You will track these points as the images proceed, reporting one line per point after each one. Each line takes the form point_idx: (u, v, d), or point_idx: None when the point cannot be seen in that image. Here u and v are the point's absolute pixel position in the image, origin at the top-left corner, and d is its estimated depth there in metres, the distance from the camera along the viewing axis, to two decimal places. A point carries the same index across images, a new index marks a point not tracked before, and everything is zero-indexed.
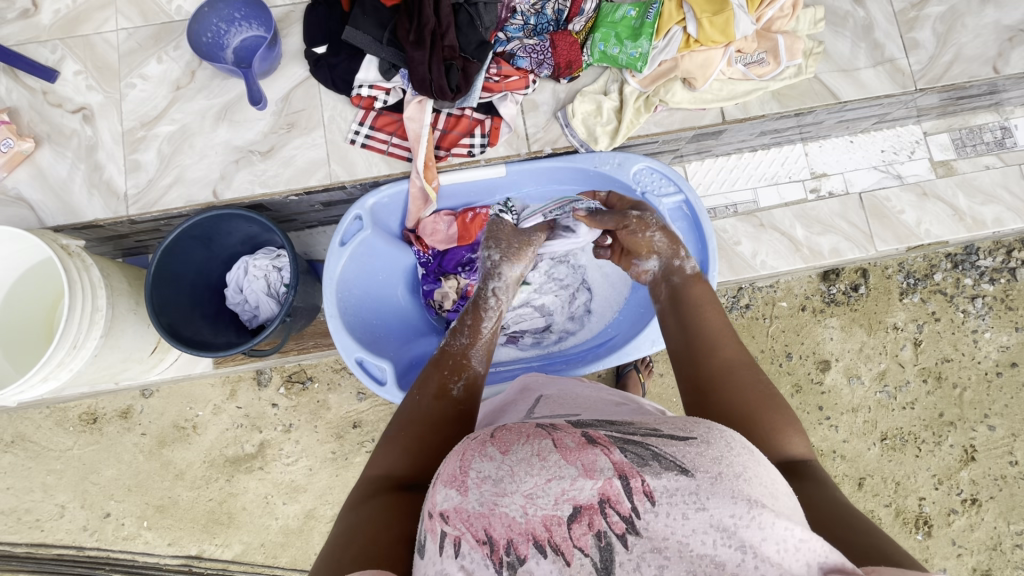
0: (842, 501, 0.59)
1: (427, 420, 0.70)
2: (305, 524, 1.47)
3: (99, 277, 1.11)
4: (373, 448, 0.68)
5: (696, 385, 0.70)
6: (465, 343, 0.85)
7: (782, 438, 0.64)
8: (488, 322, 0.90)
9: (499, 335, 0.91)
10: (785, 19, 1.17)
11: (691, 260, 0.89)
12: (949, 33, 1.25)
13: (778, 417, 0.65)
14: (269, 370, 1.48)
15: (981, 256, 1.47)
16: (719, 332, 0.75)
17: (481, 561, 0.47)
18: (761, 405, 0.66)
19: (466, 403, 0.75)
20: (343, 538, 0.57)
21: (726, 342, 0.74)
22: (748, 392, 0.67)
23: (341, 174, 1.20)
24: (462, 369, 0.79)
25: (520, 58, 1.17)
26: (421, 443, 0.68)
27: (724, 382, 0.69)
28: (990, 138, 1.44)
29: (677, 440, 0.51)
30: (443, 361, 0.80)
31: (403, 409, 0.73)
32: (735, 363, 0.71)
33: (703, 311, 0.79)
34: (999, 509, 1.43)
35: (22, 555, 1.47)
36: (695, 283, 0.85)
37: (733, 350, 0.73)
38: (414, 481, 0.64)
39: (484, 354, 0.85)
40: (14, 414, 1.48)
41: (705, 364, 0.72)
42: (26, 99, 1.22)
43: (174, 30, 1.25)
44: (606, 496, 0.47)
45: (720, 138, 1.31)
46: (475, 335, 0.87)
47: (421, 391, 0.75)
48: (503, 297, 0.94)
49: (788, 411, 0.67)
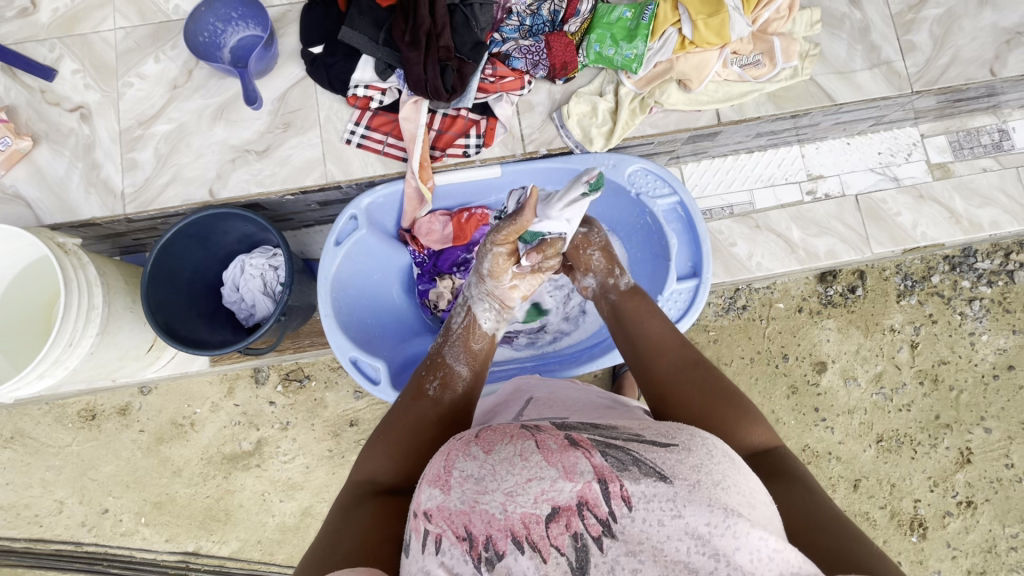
0: (824, 498, 0.58)
1: (403, 421, 0.71)
2: (303, 521, 1.47)
3: (95, 275, 1.11)
4: (359, 452, 0.69)
5: (652, 395, 0.72)
6: (438, 342, 0.86)
7: (738, 432, 0.64)
8: (457, 319, 0.90)
9: (480, 331, 0.89)
10: (782, 21, 1.16)
11: (626, 276, 0.92)
12: (946, 35, 1.25)
13: (731, 412, 0.65)
14: (266, 368, 1.48)
15: (979, 258, 1.47)
16: (662, 341, 0.77)
17: (460, 557, 0.48)
18: (712, 403, 0.66)
19: (443, 399, 0.75)
20: (329, 540, 0.57)
21: (675, 346, 0.75)
22: (696, 392, 0.68)
23: (337, 174, 1.20)
24: (439, 367, 0.80)
25: (516, 59, 1.18)
26: (404, 444, 0.68)
27: (678, 387, 0.69)
28: (988, 141, 1.43)
29: (659, 445, 0.51)
30: (421, 364, 0.81)
31: (387, 415, 0.73)
32: (685, 363, 0.72)
33: (646, 323, 0.81)
34: (995, 512, 1.44)
35: (21, 550, 1.48)
36: (632, 298, 0.87)
37: (682, 352, 0.74)
38: (396, 485, 0.65)
39: (461, 350, 0.84)
40: (14, 410, 1.49)
41: (655, 371, 0.73)
42: (24, 97, 1.23)
43: (172, 29, 1.25)
44: (585, 498, 0.48)
45: (716, 140, 1.31)
46: (447, 333, 0.88)
47: (401, 395, 0.76)
48: (475, 295, 0.92)
49: (740, 400, 0.66)
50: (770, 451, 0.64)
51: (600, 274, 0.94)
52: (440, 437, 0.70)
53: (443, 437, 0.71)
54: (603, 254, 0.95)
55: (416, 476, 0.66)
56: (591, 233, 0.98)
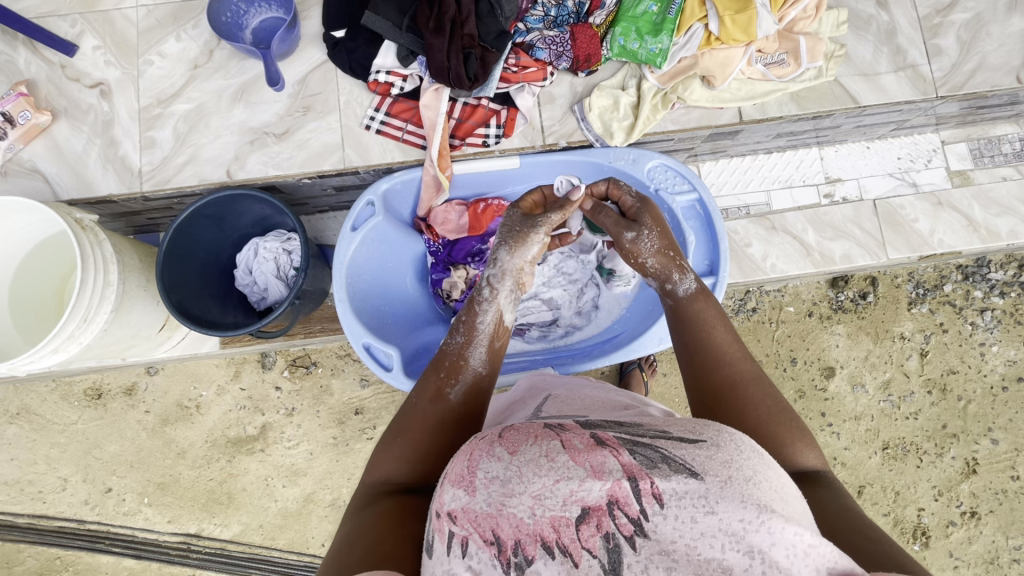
0: (854, 508, 0.59)
1: (422, 428, 0.68)
2: (305, 507, 1.47)
3: (111, 252, 1.11)
4: (373, 451, 0.69)
5: (700, 406, 0.69)
6: (460, 341, 0.77)
7: (792, 449, 0.63)
8: (483, 316, 0.80)
9: (502, 326, 0.82)
10: (808, 20, 1.16)
11: (692, 274, 0.80)
12: (974, 40, 1.23)
13: (785, 432, 0.64)
14: (273, 353, 1.48)
15: (993, 268, 1.46)
16: (726, 348, 0.71)
17: (488, 561, 0.48)
18: (776, 418, 0.65)
19: (464, 408, 0.71)
20: (346, 541, 0.58)
21: (737, 353, 0.71)
22: (761, 405, 0.66)
23: (355, 159, 1.20)
24: (459, 371, 0.74)
25: (540, 49, 1.17)
26: (420, 449, 0.67)
27: (740, 395, 0.67)
28: (1008, 150, 1.42)
29: (687, 442, 0.50)
30: (437, 363, 0.75)
31: (401, 413, 0.71)
32: (746, 375, 0.68)
33: (711, 329, 0.73)
34: (999, 523, 1.43)
35: (23, 526, 1.49)
36: (700, 300, 0.77)
37: (744, 360, 0.70)
38: (414, 485, 0.65)
39: (485, 352, 0.77)
40: (20, 386, 1.50)
41: (708, 380, 0.69)
42: (44, 72, 1.22)
43: (194, 8, 1.24)
44: (615, 497, 0.47)
45: (736, 139, 1.30)
46: (471, 332, 0.79)
47: (418, 394, 0.72)
48: (501, 284, 0.83)
49: (799, 420, 0.66)
50: (824, 472, 0.64)
51: (656, 279, 0.81)
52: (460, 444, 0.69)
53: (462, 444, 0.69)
54: (657, 259, 0.80)
55: (431, 479, 0.66)
56: (642, 238, 0.81)
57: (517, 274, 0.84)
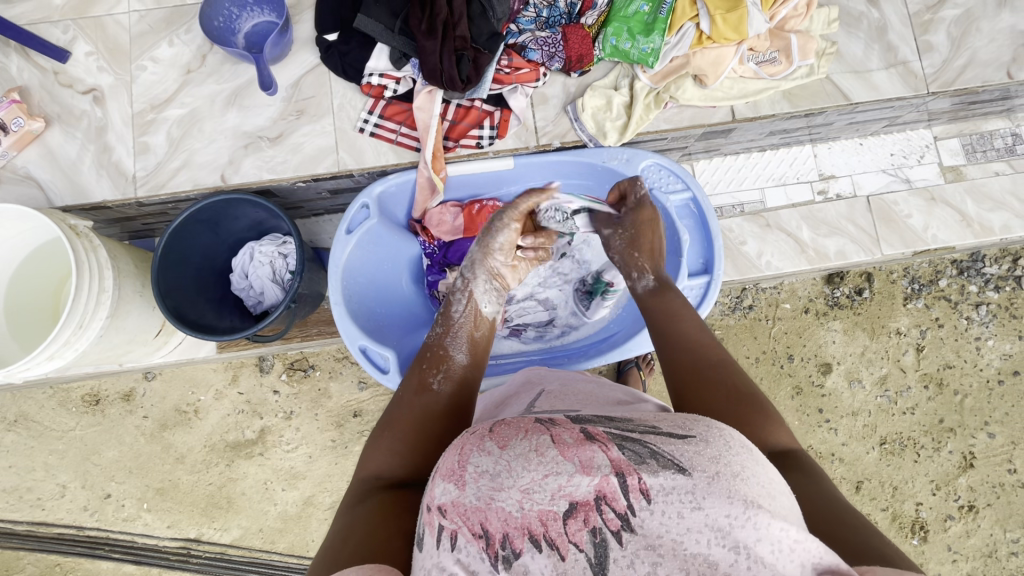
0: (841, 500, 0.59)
1: (409, 420, 0.69)
2: (304, 510, 1.47)
3: (106, 258, 1.11)
4: (364, 448, 0.69)
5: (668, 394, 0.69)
6: (438, 331, 0.81)
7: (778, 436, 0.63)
8: (459, 307, 0.84)
9: (481, 317, 0.84)
10: (800, 18, 1.17)
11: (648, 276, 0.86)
12: (964, 36, 1.24)
13: (747, 415, 0.63)
14: (271, 357, 1.48)
15: (987, 263, 1.47)
16: (693, 340, 0.73)
17: (476, 554, 0.48)
18: (734, 400, 0.64)
19: (449, 397, 0.72)
20: (339, 536, 0.58)
21: (704, 344, 0.72)
22: (720, 389, 0.65)
23: (349, 162, 1.20)
24: (441, 361, 0.76)
25: (532, 50, 1.17)
26: (409, 441, 0.67)
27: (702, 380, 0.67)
28: (1000, 145, 1.43)
29: (676, 438, 0.51)
30: (420, 356, 0.77)
31: (389, 409, 0.72)
32: (710, 362, 0.69)
33: (677, 322, 0.76)
34: (996, 516, 1.43)
35: (23, 533, 1.49)
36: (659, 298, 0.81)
37: (711, 350, 0.71)
38: (406, 480, 0.64)
39: (464, 341, 0.79)
40: (18, 393, 1.49)
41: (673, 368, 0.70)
42: (37, 78, 1.22)
43: (186, 13, 1.24)
44: (603, 492, 0.48)
45: (729, 137, 1.31)
46: (447, 323, 0.82)
47: (403, 389, 0.73)
48: (473, 274, 0.87)
49: (763, 406, 0.64)
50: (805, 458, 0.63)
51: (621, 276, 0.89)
52: (448, 434, 0.69)
53: (451, 434, 0.69)
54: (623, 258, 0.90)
55: (424, 472, 0.65)
56: (614, 236, 0.93)
57: (487, 264, 0.88)
